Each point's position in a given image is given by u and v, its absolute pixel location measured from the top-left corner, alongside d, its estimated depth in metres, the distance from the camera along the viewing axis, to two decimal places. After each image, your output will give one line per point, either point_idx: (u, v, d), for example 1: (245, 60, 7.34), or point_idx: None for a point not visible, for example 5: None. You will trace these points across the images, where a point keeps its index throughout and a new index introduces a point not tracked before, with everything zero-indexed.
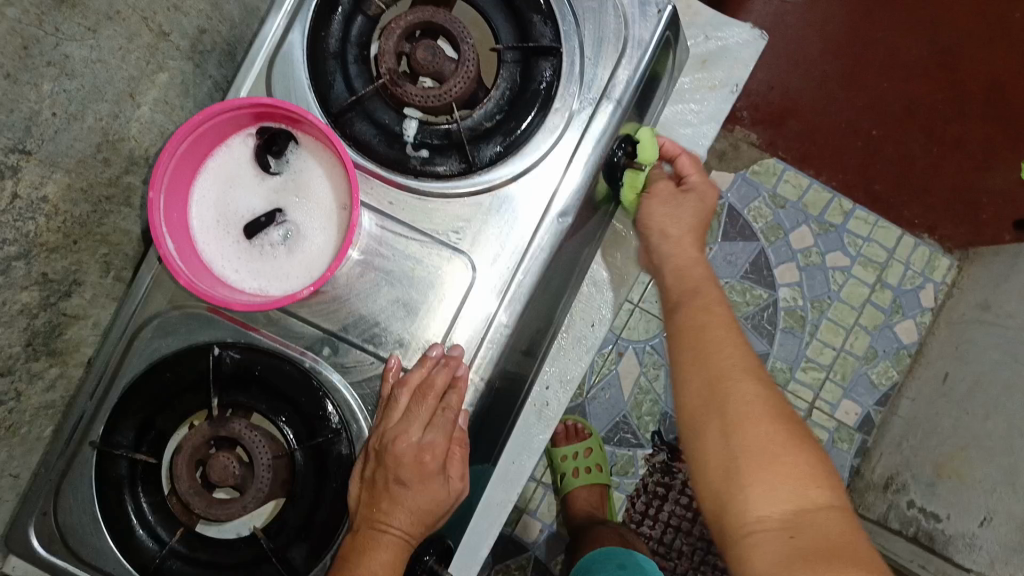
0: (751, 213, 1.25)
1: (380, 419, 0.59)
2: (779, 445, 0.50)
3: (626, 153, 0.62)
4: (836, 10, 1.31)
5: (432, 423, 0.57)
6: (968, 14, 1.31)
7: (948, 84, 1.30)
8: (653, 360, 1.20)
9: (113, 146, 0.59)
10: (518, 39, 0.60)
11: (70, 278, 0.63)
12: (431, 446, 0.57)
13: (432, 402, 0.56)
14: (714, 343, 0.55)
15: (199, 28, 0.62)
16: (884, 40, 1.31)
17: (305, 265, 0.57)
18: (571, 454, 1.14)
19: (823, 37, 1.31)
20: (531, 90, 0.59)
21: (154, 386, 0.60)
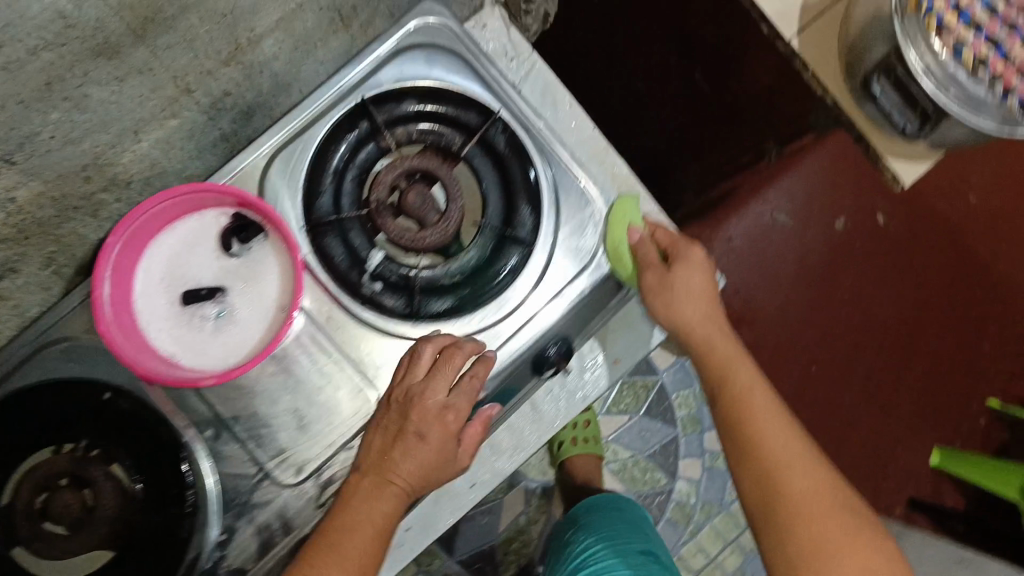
0: (678, 400, 1.33)
1: (401, 372, 0.62)
2: (820, 487, 0.59)
3: (559, 353, 0.66)
4: (821, 246, 1.38)
5: (458, 387, 0.61)
6: (935, 291, 1.39)
7: (898, 345, 1.39)
8: (540, 503, 1.30)
9: (98, 168, 0.61)
10: (500, 219, 0.65)
11: (6, 264, 0.64)
12: (455, 407, 0.61)
13: (456, 364, 0.61)
14: (751, 406, 0.62)
15: (225, 91, 0.65)
16: (853, 287, 1.38)
17: (226, 347, 0.59)
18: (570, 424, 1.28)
19: (800, 265, 1.37)
20: (493, 268, 0.64)
21: (35, 403, 0.60)
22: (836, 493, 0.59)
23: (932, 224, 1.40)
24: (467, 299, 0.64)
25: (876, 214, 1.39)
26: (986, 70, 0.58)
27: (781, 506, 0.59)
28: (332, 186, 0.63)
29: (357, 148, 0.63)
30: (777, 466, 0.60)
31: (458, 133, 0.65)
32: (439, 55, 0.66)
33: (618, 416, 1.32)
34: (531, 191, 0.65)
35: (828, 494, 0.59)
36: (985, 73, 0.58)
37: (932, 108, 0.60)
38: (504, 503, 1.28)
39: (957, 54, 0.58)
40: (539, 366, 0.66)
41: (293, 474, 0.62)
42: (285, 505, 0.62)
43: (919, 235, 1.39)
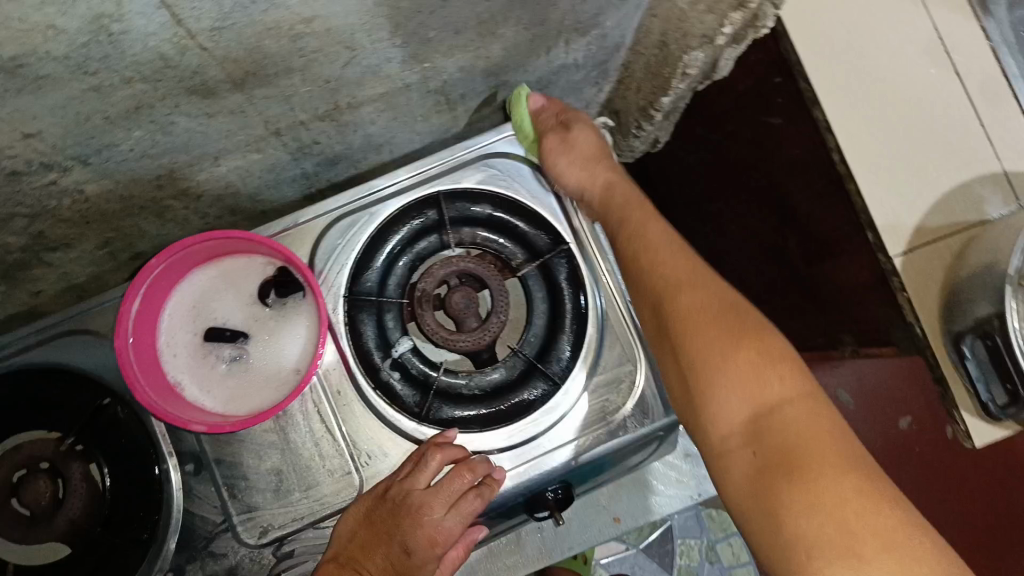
0: (681, 547, 1.22)
1: (404, 472, 0.57)
2: (852, 519, 0.44)
3: (557, 498, 0.63)
4: None
5: (456, 507, 0.56)
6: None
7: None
8: None
9: (173, 179, 0.62)
10: (538, 347, 0.62)
11: (63, 239, 0.65)
12: (447, 531, 0.56)
13: (465, 482, 0.56)
14: (766, 419, 0.50)
15: (315, 139, 0.65)
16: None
17: (230, 394, 0.58)
18: None
19: None
20: (517, 394, 0.62)
21: (40, 385, 0.60)
22: (888, 525, 0.44)
23: None
24: (481, 414, 0.61)
25: None
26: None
27: (790, 509, 0.46)
28: (386, 263, 0.62)
29: (421, 236, 0.63)
30: (793, 412, 0.50)
31: (520, 249, 0.64)
32: (531, 169, 0.67)
33: (613, 542, 1.23)
34: (577, 329, 0.63)
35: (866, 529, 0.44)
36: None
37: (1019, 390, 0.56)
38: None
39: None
40: (534, 505, 0.63)
41: (256, 535, 0.59)
42: (237, 564, 0.59)
43: None
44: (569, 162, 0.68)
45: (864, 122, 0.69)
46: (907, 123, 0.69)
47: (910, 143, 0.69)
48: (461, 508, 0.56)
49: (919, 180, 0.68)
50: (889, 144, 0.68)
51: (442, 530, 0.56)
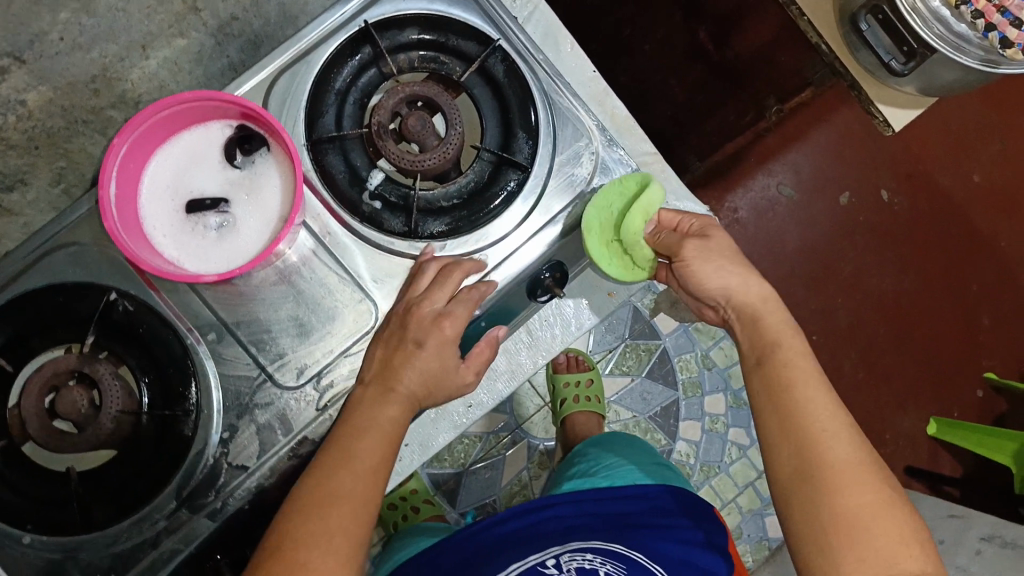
0: (679, 363, 1.36)
1: (405, 288, 0.63)
2: (869, 515, 0.55)
3: (552, 278, 0.66)
4: (823, 220, 1.41)
5: (455, 295, 0.61)
6: (937, 269, 1.43)
7: (904, 320, 1.43)
8: (541, 460, 1.32)
9: (109, 81, 0.63)
10: (498, 145, 0.66)
11: (17, 175, 0.65)
12: (452, 315, 0.61)
13: (458, 276, 0.61)
14: (824, 433, 0.57)
15: (232, 14, 0.67)
16: (857, 264, 1.42)
17: (227, 255, 0.60)
18: (573, 382, 1.27)
19: (802, 238, 1.41)
20: (494, 192, 0.65)
21: (44, 304, 0.62)
22: (902, 519, 0.55)
23: (937, 208, 1.43)
24: (464, 219, 0.65)
25: (881, 189, 1.42)
26: (969, 6, 0.65)
27: (836, 498, 0.55)
28: (338, 108, 0.64)
29: (360, 73, 0.64)
30: (844, 446, 0.57)
31: (454, 61, 0.66)
32: None
33: (620, 378, 1.35)
34: (530, 119, 0.66)
35: (885, 526, 0.54)
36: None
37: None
38: (508, 459, 1.32)
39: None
40: (532, 290, 0.67)
41: (294, 377, 0.63)
42: (286, 407, 0.63)
43: (923, 211, 1.42)
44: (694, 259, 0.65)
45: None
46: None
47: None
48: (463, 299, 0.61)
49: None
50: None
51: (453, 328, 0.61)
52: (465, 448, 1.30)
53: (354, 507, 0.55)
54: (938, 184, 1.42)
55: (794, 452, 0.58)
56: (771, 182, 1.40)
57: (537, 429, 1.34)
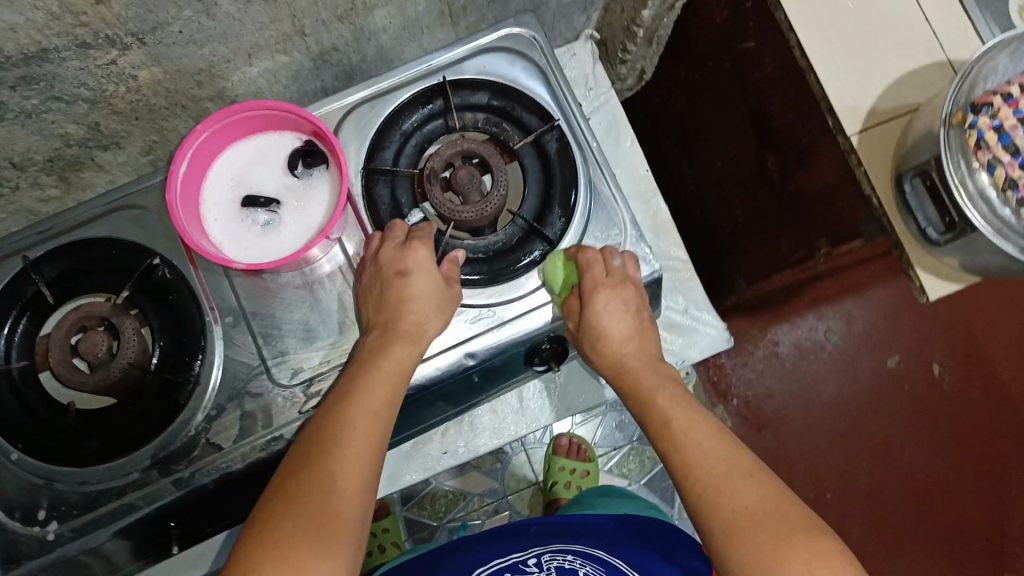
0: None
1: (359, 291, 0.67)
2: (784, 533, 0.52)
3: (552, 349, 0.72)
4: (866, 377, 1.38)
5: (380, 275, 0.65)
6: (976, 451, 1.37)
7: (931, 490, 1.36)
8: None
9: (212, 77, 0.71)
10: (534, 215, 0.70)
11: (113, 137, 0.73)
12: (382, 283, 0.65)
13: (380, 260, 0.66)
14: (720, 476, 0.57)
15: (333, 45, 0.74)
16: (894, 421, 1.38)
17: (264, 250, 0.65)
18: (569, 468, 1.26)
19: (841, 390, 1.38)
20: (519, 258, 0.69)
21: (99, 253, 0.68)
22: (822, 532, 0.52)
23: (989, 394, 1.38)
24: (485, 275, 0.68)
25: (934, 362, 1.38)
26: (1017, 192, 0.56)
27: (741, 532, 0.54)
28: (399, 148, 0.70)
29: (427, 121, 0.71)
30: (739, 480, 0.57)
31: (513, 129, 0.71)
32: (523, 60, 0.73)
33: (618, 478, 1.34)
34: (569, 198, 0.69)
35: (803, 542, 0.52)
36: (1012, 198, 0.56)
37: (955, 216, 0.60)
38: (485, 526, 1.31)
39: (988, 172, 0.57)
40: (530, 354, 0.71)
41: (288, 376, 0.67)
42: (273, 402, 0.67)
43: (973, 395, 1.38)
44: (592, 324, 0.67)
45: (824, 16, 0.75)
46: (862, 16, 0.75)
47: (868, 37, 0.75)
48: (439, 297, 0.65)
49: (868, 63, 0.74)
50: (847, 35, 0.75)
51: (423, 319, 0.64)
52: (448, 501, 1.30)
53: (357, 458, 0.56)
54: (993, 366, 1.38)
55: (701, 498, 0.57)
56: (820, 325, 1.38)
57: (522, 504, 1.33)
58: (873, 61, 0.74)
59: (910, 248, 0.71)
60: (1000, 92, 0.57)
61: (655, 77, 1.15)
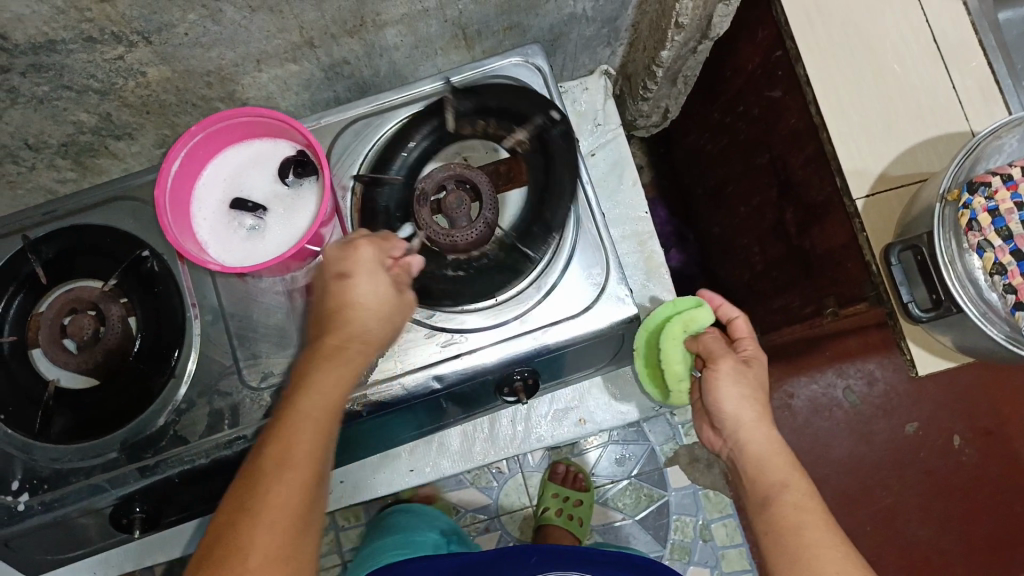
0: (676, 523, 1.30)
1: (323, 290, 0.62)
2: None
3: (524, 381, 0.71)
4: (880, 440, 1.33)
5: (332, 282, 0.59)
6: (1009, 534, 1.30)
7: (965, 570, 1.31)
8: None
9: (222, 79, 0.73)
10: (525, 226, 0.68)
11: (126, 128, 0.76)
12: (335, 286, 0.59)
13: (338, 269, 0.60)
14: (807, 523, 0.59)
15: (344, 58, 0.75)
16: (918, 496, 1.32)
17: (245, 254, 0.66)
18: (562, 495, 1.25)
19: (851, 451, 1.33)
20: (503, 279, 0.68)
21: (99, 238, 0.71)
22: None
23: (1009, 473, 1.31)
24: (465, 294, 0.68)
25: (953, 434, 1.32)
26: (1004, 278, 0.56)
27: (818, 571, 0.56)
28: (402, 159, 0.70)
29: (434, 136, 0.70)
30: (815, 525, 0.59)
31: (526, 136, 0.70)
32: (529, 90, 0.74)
33: (612, 511, 1.31)
34: (558, 211, 0.67)
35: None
36: (1000, 283, 0.56)
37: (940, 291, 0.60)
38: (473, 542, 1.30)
39: (978, 254, 0.57)
40: (502, 382, 0.71)
41: (258, 379, 0.68)
42: (240, 402, 0.68)
43: (990, 473, 1.31)
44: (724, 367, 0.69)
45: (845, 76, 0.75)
46: (882, 78, 0.75)
47: (888, 100, 0.74)
48: (394, 305, 0.59)
49: (887, 129, 0.74)
50: (866, 97, 0.74)
51: (374, 333, 0.58)
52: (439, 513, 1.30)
53: (290, 528, 0.49)
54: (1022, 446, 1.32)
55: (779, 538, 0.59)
56: (838, 382, 1.33)
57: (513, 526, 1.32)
58: (893, 126, 0.74)
59: (900, 319, 0.69)
60: (1000, 173, 0.57)
61: (684, 114, 1.14)
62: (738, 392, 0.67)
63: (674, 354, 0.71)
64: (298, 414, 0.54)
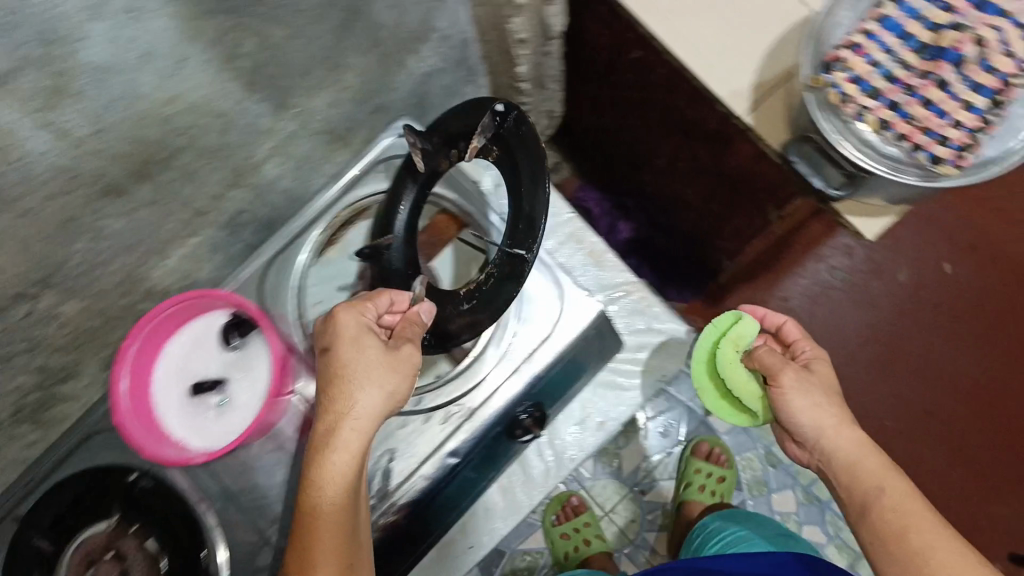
0: (741, 461, 1.32)
1: (324, 332, 0.63)
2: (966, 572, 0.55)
3: (532, 416, 0.70)
4: (882, 298, 1.37)
5: (349, 338, 0.62)
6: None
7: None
8: None
9: (133, 282, 0.74)
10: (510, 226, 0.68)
11: (65, 370, 0.75)
12: (345, 350, 0.61)
13: (352, 329, 0.62)
14: (911, 518, 0.59)
15: (238, 210, 0.77)
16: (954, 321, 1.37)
17: (225, 430, 0.67)
18: (705, 470, 1.24)
19: (863, 319, 1.37)
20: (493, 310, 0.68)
21: (77, 486, 0.70)
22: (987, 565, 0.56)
23: (1002, 275, 1.37)
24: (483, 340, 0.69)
25: (942, 263, 1.37)
26: None
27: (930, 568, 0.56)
28: (402, 221, 0.72)
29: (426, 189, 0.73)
30: (898, 519, 0.59)
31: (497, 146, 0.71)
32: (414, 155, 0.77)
33: None
34: (535, 205, 0.67)
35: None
36: None
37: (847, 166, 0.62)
38: None
39: None
40: (512, 429, 0.71)
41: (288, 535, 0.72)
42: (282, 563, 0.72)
43: (988, 283, 1.37)
44: (798, 385, 0.68)
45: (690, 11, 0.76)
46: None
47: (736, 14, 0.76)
48: (386, 367, 0.61)
49: (746, 40, 0.76)
50: (716, 21, 0.76)
51: (367, 411, 0.59)
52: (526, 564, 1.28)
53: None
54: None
55: (891, 551, 0.58)
56: (821, 265, 1.38)
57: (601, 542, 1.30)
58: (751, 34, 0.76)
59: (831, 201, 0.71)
60: None
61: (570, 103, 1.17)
62: (809, 400, 0.67)
63: (738, 373, 0.73)
64: (313, 503, 0.58)
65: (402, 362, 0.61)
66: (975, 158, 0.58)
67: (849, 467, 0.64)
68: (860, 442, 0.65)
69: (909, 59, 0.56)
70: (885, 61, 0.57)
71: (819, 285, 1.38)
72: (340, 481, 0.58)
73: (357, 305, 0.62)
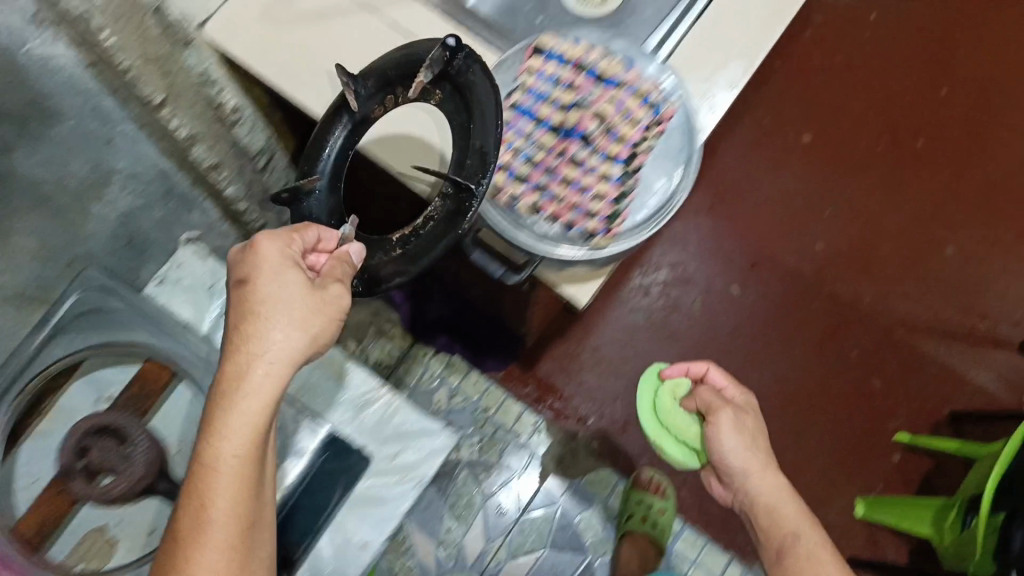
0: (582, 523, 1.33)
1: (247, 263, 0.57)
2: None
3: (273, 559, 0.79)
4: (685, 329, 1.42)
5: (274, 271, 0.56)
6: (824, 328, 1.41)
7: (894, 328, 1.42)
8: None
9: None
10: (455, 159, 0.64)
11: None
12: (271, 278, 0.55)
13: (285, 250, 0.57)
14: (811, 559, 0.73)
15: None
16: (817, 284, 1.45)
17: None
18: (647, 500, 1.27)
19: (671, 353, 1.41)
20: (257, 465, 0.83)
21: None
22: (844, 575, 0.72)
23: (789, 283, 1.43)
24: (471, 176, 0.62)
25: (729, 285, 1.43)
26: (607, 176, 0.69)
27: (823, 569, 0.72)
28: (324, 163, 0.67)
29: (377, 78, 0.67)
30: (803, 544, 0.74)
31: (442, 88, 0.65)
32: (111, 314, 0.80)
33: (525, 557, 1.29)
34: (487, 138, 0.62)
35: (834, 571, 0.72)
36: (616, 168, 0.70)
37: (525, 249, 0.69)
38: None
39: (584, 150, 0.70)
40: None
41: None
42: None
43: (777, 294, 1.43)
44: (733, 424, 0.81)
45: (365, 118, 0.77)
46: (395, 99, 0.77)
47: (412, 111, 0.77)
48: (306, 309, 0.56)
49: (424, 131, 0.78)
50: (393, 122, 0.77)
51: (283, 350, 0.54)
52: None
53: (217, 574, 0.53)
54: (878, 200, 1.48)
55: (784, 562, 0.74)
56: (624, 309, 1.42)
57: None
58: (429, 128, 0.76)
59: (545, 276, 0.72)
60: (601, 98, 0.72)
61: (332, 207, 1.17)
62: (739, 442, 0.80)
63: (676, 420, 0.88)
64: (207, 463, 0.53)
65: (325, 305, 0.57)
66: (629, 225, 0.69)
67: (771, 510, 0.78)
68: (779, 495, 0.78)
69: (545, 147, 0.70)
70: (527, 147, 0.70)
71: (625, 328, 1.41)
72: (240, 448, 0.53)
73: (280, 237, 0.57)
